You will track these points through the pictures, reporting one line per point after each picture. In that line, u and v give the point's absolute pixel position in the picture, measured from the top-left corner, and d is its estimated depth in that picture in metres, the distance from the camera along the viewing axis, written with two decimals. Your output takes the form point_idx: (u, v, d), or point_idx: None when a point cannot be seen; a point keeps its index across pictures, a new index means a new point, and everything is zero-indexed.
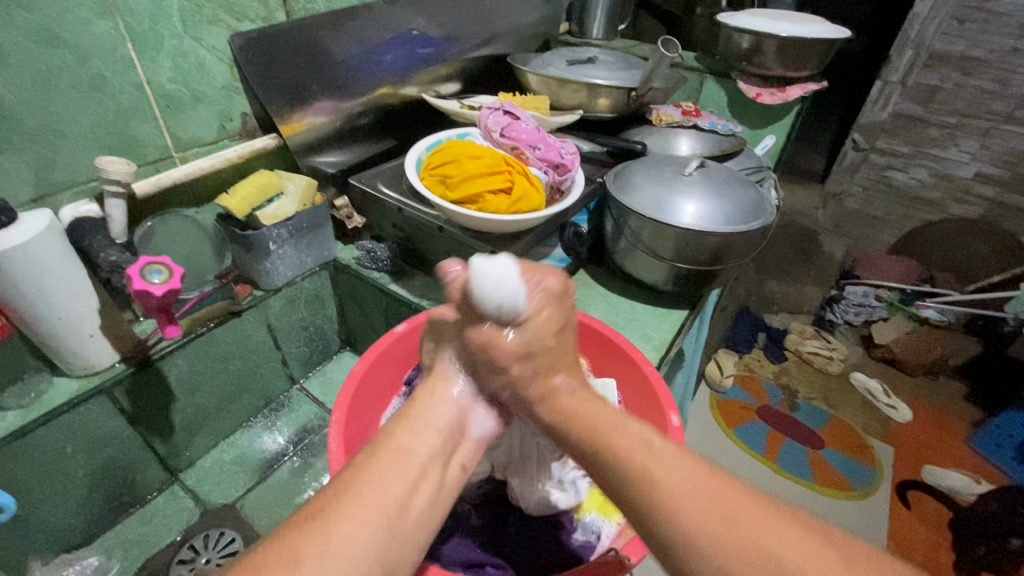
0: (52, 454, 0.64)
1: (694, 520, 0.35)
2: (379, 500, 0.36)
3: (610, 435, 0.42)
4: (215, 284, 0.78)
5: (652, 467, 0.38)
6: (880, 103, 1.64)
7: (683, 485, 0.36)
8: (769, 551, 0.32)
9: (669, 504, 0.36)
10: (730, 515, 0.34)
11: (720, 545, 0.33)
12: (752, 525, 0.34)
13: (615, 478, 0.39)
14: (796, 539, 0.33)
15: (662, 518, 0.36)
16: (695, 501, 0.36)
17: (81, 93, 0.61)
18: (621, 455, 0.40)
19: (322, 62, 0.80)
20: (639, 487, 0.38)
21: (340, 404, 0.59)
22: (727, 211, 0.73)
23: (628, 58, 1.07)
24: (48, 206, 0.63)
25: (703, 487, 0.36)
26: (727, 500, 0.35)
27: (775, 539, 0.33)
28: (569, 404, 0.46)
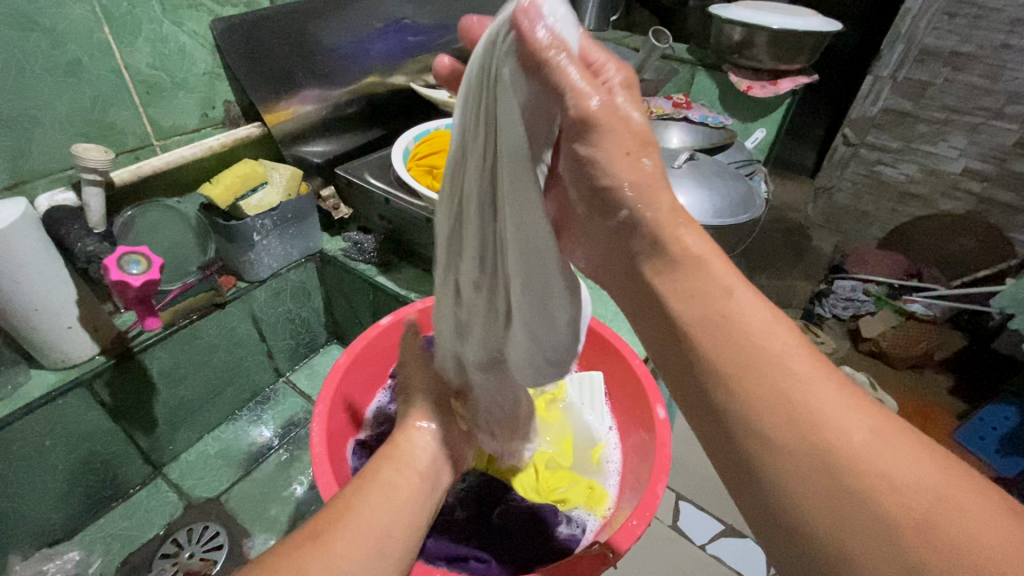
0: (29, 449, 0.62)
1: (814, 421, 0.29)
2: (364, 526, 0.38)
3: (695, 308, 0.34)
4: (199, 275, 0.77)
5: (758, 354, 0.31)
6: (871, 98, 1.67)
7: (798, 379, 0.31)
8: (864, 456, 0.28)
9: (765, 382, 0.31)
10: (828, 416, 0.29)
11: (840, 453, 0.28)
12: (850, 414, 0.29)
13: (716, 358, 0.32)
14: (896, 445, 0.28)
15: (769, 412, 0.30)
16: (808, 403, 0.30)
17: (57, 79, 0.60)
18: (717, 331, 0.33)
19: (309, 50, 0.78)
20: (744, 378, 0.31)
21: (324, 398, 0.58)
22: (715, 204, 0.73)
23: (620, 49, 1.06)
24: (23, 193, 0.62)
25: (825, 395, 0.30)
26: (833, 396, 0.30)
27: (894, 455, 0.28)
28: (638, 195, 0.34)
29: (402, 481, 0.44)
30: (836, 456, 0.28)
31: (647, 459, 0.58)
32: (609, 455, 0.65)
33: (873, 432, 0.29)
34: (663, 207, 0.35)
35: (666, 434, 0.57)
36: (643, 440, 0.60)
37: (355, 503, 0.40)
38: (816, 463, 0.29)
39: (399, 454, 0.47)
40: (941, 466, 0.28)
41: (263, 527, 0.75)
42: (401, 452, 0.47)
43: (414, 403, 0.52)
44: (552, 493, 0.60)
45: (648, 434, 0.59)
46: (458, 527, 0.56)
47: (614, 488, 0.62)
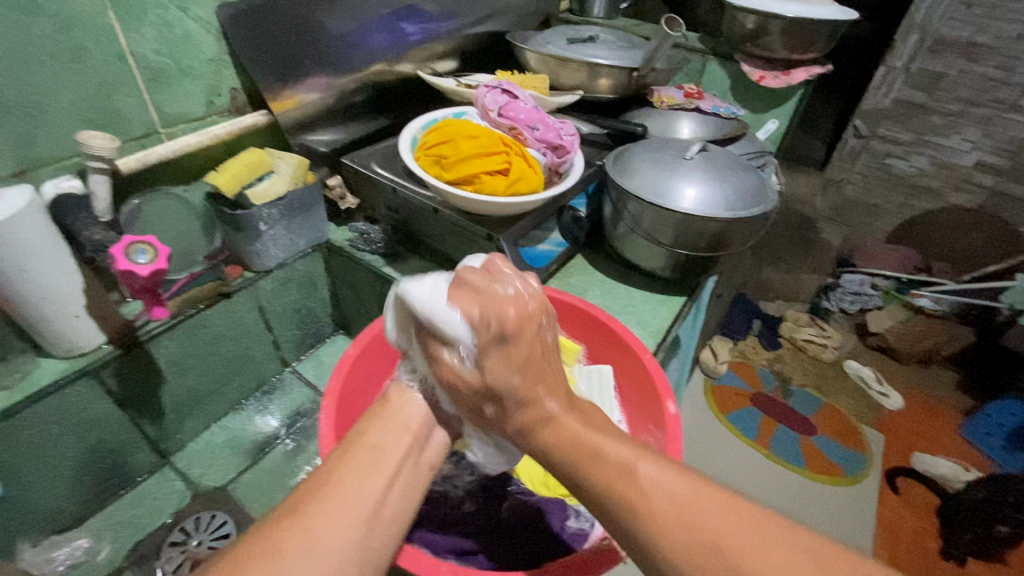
0: (38, 437, 0.63)
1: (711, 548, 0.34)
2: (350, 489, 0.39)
3: (598, 469, 0.40)
4: (204, 265, 0.76)
5: (654, 502, 0.37)
6: (883, 89, 1.60)
7: (668, 504, 0.36)
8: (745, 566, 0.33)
9: (648, 515, 0.36)
10: (701, 525, 0.35)
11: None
12: (720, 519, 0.35)
13: (618, 513, 0.38)
14: (757, 539, 0.34)
15: (675, 550, 0.35)
16: (705, 537, 0.34)
17: (63, 65, 0.59)
18: (617, 486, 0.38)
19: (314, 36, 0.76)
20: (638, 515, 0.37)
21: (331, 388, 0.58)
22: (728, 195, 0.72)
23: (630, 38, 1.04)
24: (28, 181, 0.61)
25: (697, 510, 0.36)
26: (704, 508, 0.36)
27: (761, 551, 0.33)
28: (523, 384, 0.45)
29: (384, 444, 0.45)
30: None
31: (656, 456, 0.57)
32: None
33: (762, 547, 0.34)
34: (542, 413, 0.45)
35: (678, 429, 0.56)
36: (654, 436, 0.60)
37: (334, 483, 0.40)
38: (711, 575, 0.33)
39: (387, 415, 0.48)
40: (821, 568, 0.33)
41: None
42: (388, 412, 0.48)
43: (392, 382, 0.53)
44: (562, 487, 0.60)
45: (659, 431, 0.59)
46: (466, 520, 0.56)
47: None
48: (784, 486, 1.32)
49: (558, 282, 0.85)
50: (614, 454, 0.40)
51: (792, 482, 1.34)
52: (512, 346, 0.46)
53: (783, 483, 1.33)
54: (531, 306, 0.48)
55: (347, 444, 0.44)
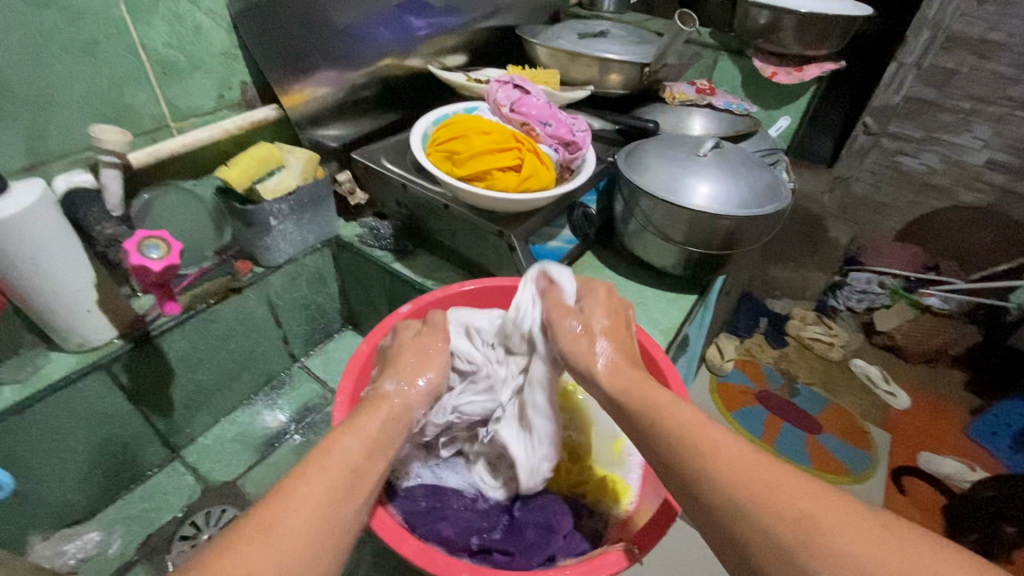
0: (50, 430, 0.63)
1: (760, 483, 0.35)
2: (322, 522, 0.36)
3: (659, 412, 0.42)
4: (215, 260, 0.77)
5: (710, 440, 0.39)
6: (894, 86, 1.54)
7: (729, 450, 0.38)
8: (801, 510, 0.34)
9: (707, 456, 0.38)
10: (759, 472, 0.36)
11: (789, 513, 0.34)
12: (780, 472, 0.36)
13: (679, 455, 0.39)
14: (817, 492, 0.35)
15: (726, 481, 0.36)
16: (758, 472, 0.36)
17: (74, 58, 0.59)
18: (680, 431, 0.40)
19: (323, 30, 0.75)
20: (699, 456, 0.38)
21: (344, 387, 0.57)
22: (742, 193, 0.71)
23: (642, 33, 1.03)
24: (40, 175, 0.61)
25: (757, 459, 0.37)
26: (765, 461, 0.37)
27: (820, 501, 0.34)
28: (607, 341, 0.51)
29: (363, 462, 0.41)
30: (784, 510, 0.34)
31: None
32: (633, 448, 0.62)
33: (813, 489, 0.35)
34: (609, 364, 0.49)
35: None
36: None
37: (308, 497, 0.37)
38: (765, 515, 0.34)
39: (367, 428, 0.44)
40: (870, 516, 0.33)
41: None
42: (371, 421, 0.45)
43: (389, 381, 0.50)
44: (576, 486, 0.61)
45: None
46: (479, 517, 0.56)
47: (638, 481, 0.60)
48: None
49: None
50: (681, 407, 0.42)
51: None
52: (605, 315, 0.54)
53: None
54: (626, 306, 0.57)
55: (321, 450, 0.40)
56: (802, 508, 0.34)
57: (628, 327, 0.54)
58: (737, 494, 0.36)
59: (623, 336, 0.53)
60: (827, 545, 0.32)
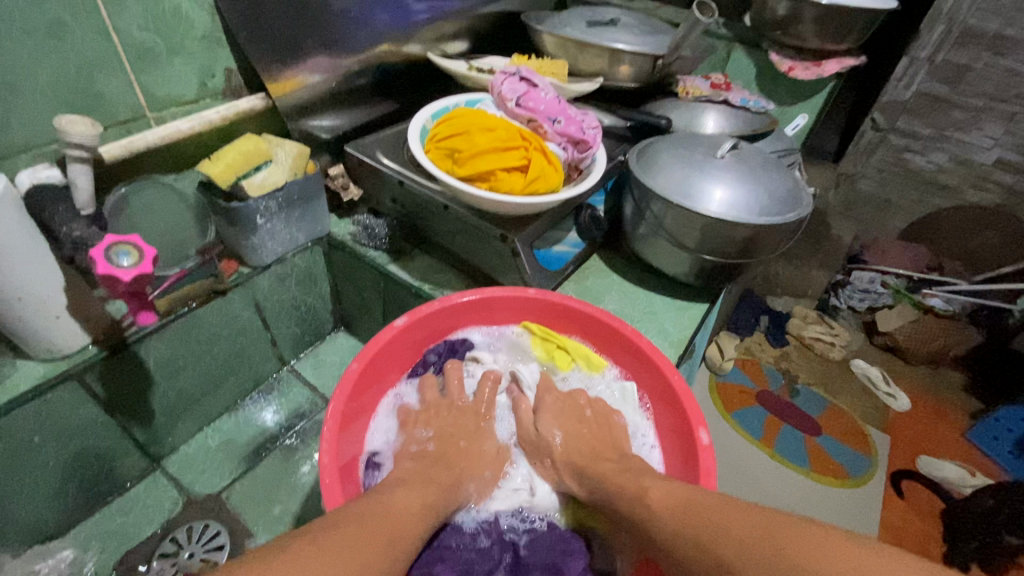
0: (17, 446, 0.58)
1: (693, 534, 0.39)
2: (405, 519, 0.42)
3: (623, 488, 0.48)
4: (198, 260, 0.68)
5: (656, 503, 0.44)
6: (905, 81, 1.41)
7: (659, 505, 0.43)
8: (716, 556, 0.37)
9: (641, 515, 0.44)
10: (678, 518, 0.41)
11: (713, 559, 0.37)
12: (703, 513, 0.40)
13: (627, 515, 0.46)
14: (727, 522, 0.38)
15: (673, 539, 0.41)
16: (681, 519, 0.41)
17: (38, 41, 0.53)
18: (624, 499, 0.47)
19: (314, 11, 0.68)
20: (639, 514, 0.45)
21: (335, 404, 0.52)
22: (761, 200, 0.67)
23: (654, 21, 0.97)
24: (2, 169, 0.56)
25: (681, 507, 0.42)
26: (688, 507, 0.42)
27: (726, 533, 0.38)
28: (576, 457, 0.54)
29: (436, 494, 0.48)
30: (709, 557, 0.38)
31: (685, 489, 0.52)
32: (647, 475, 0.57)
33: (735, 522, 0.38)
34: (572, 452, 0.55)
35: (711, 462, 0.51)
36: (681, 462, 0.55)
37: (390, 497, 0.44)
38: (689, 556, 0.39)
39: (440, 476, 0.50)
40: (787, 536, 0.35)
41: (266, 527, 0.73)
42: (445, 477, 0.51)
43: (453, 439, 0.56)
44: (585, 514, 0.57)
45: (688, 460, 0.54)
46: (482, 556, 0.51)
47: None
48: (795, 490, 1.29)
49: (573, 284, 0.80)
50: (634, 476, 0.49)
51: (799, 485, 1.30)
52: (556, 427, 0.57)
53: (793, 487, 1.29)
54: (580, 395, 0.62)
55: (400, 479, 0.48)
56: (723, 546, 0.37)
57: (581, 416, 0.59)
58: (678, 545, 0.40)
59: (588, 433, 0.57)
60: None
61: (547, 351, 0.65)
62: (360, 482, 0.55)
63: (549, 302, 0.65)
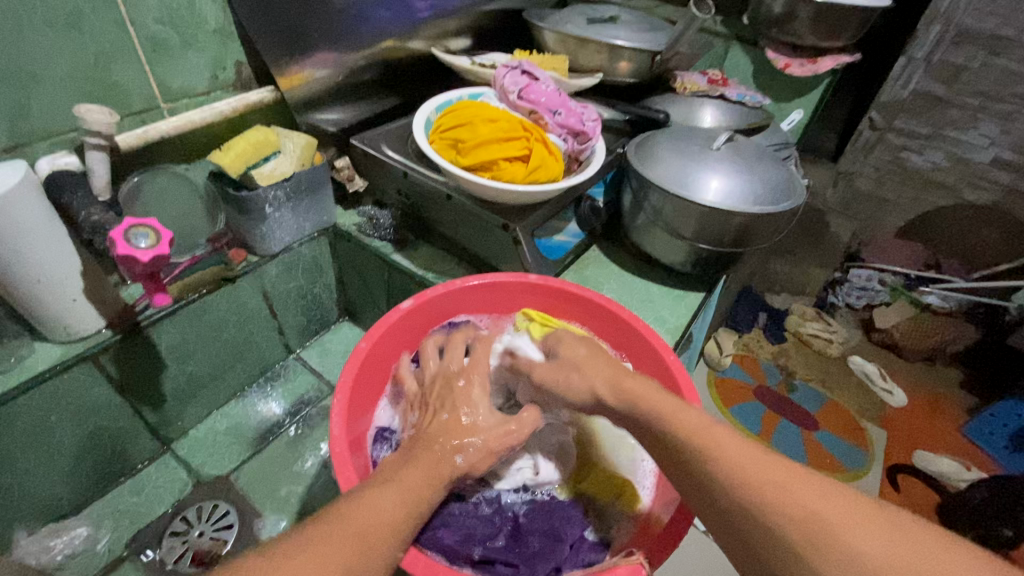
0: (35, 425, 0.60)
1: (777, 496, 0.37)
2: (393, 507, 0.40)
3: (682, 425, 0.44)
4: (206, 248, 0.72)
5: (730, 448, 0.40)
6: (902, 81, 1.45)
7: (733, 450, 0.40)
8: (809, 509, 0.35)
9: (706, 453, 0.41)
10: (756, 469, 0.38)
11: (802, 513, 0.36)
12: (780, 471, 0.38)
13: (682, 452, 0.42)
14: (813, 488, 0.37)
15: (748, 487, 0.38)
16: (760, 469, 0.38)
17: (58, 32, 0.55)
18: (684, 433, 0.43)
19: (323, 6, 0.70)
20: (703, 453, 0.41)
21: (343, 383, 0.54)
22: (756, 190, 0.69)
23: (653, 19, 0.99)
24: (23, 156, 0.58)
25: (756, 459, 0.39)
26: (764, 459, 0.39)
27: (814, 493, 0.36)
28: (624, 393, 0.49)
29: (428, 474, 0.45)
30: (800, 509, 0.36)
31: None
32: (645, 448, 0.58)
33: (828, 500, 0.36)
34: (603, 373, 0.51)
35: None
36: None
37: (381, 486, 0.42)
38: (766, 511, 0.36)
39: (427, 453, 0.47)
40: (887, 529, 0.34)
41: (273, 507, 0.75)
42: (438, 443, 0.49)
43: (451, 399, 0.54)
44: (577, 483, 0.58)
45: None
46: (483, 523, 0.53)
47: (649, 490, 0.56)
48: None
49: (573, 273, 0.82)
50: (685, 412, 0.45)
51: None
52: (579, 347, 0.55)
53: None
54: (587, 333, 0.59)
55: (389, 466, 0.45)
56: (817, 517, 0.35)
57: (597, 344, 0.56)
58: (750, 496, 0.37)
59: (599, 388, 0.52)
60: (842, 551, 0.33)
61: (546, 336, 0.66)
62: (368, 455, 0.57)
63: (550, 288, 0.67)
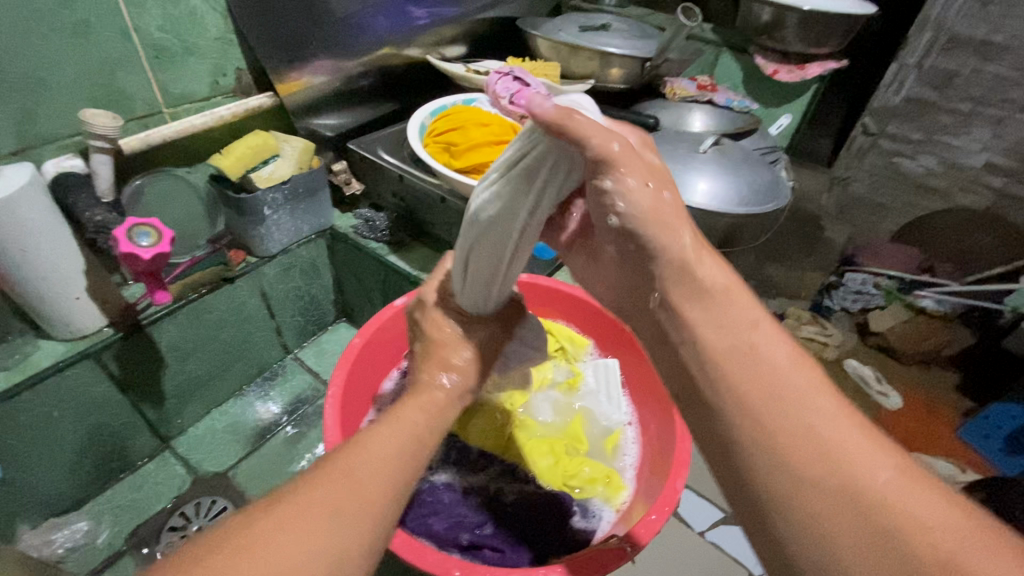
0: (37, 420, 0.62)
1: (840, 478, 0.29)
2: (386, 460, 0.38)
3: (760, 373, 0.33)
4: (206, 248, 0.74)
5: (816, 424, 0.31)
6: (894, 86, 1.48)
7: (817, 427, 0.31)
8: (922, 524, 0.27)
9: (782, 424, 0.31)
10: (849, 456, 0.29)
11: (911, 529, 0.27)
12: (881, 465, 0.29)
13: (754, 415, 0.32)
14: (928, 499, 0.28)
15: (834, 482, 0.29)
16: (852, 459, 0.29)
17: (65, 41, 0.57)
18: (759, 385, 0.33)
19: (321, 16, 0.73)
20: (776, 423, 0.31)
21: (337, 378, 0.56)
22: (741, 191, 0.71)
23: (644, 27, 1.02)
24: (30, 159, 0.60)
25: (850, 441, 0.30)
26: (859, 446, 0.30)
27: (926, 503, 0.28)
28: (688, 301, 0.38)
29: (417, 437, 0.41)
30: (907, 526, 0.27)
31: (666, 449, 0.56)
32: (626, 447, 0.62)
33: (916, 495, 0.28)
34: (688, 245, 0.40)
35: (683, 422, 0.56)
36: (656, 434, 0.60)
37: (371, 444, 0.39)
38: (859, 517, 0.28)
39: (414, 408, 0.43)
40: (994, 544, 0.26)
41: None
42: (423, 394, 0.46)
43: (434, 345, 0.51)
44: (570, 481, 0.58)
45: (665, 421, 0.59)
46: (472, 510, 0.55)
47: (632, 480, 0.59)
48: None
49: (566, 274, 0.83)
50: (767, 354, 0.34)
51: None
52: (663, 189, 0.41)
53: None
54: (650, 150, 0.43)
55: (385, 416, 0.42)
56: (902, 522, 0.27)
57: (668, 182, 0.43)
58: (834, 494, 0.29)
59: (631, 254, 0.43)
60: None
61: None
62: None
63: (537, 287, 0.70)
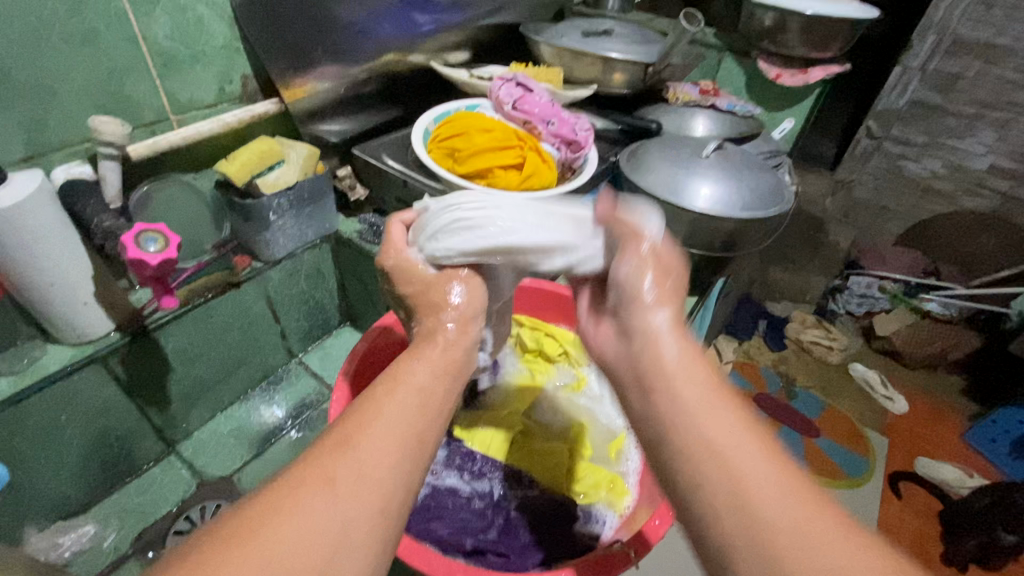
0: (46, 423, 0.62)
1: (776, 542, 0.29)
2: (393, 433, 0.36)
3: (701, 434, 0.34)
4: (212, 254, 0.76)
5: (761, 480, 0.31)
6: (898, 90, 1.43)
7: (760, 484, 0.31)
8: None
9: (726, 485, 0.32)
10: (791, 517, 0.29)
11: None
12: (823, 527, 0.29)
13: (697, 477, 0.33)
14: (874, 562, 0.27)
15: (774, 540, 0.29)
16: (794, 519, 0.29)
17: (75, 49, 0.58)
18: (704, 447, 0.34)
19: (326, 23, 0.73)
20: (717, 483, 0.32)
21: (341, 382, 0.61)
22: (744, 196, 0.71)
23: (646, 32, 1.02)
24: (39, 166, 0.61)
25: (790, 504, 0.30)
26: (806, 509, 0.30)
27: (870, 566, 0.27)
28: (647, 367, 0.40)
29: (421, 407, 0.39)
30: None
31: None
32: (630, 452, 0.63)
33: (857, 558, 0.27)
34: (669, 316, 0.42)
35: None
36: None
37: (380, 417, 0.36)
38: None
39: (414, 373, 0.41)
40: None
41: None
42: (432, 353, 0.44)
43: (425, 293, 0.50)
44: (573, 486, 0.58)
45: None
46: (476, 515, 0.55)
47: (636, 484, 0.60)
48: None
49: None
50: (718, 415, 0.35)
51: None
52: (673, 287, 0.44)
53: None
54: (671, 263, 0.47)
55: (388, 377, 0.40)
56: None
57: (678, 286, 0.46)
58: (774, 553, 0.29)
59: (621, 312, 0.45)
60: None
61: (537, 338, 0.70)
62: None
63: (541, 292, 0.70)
